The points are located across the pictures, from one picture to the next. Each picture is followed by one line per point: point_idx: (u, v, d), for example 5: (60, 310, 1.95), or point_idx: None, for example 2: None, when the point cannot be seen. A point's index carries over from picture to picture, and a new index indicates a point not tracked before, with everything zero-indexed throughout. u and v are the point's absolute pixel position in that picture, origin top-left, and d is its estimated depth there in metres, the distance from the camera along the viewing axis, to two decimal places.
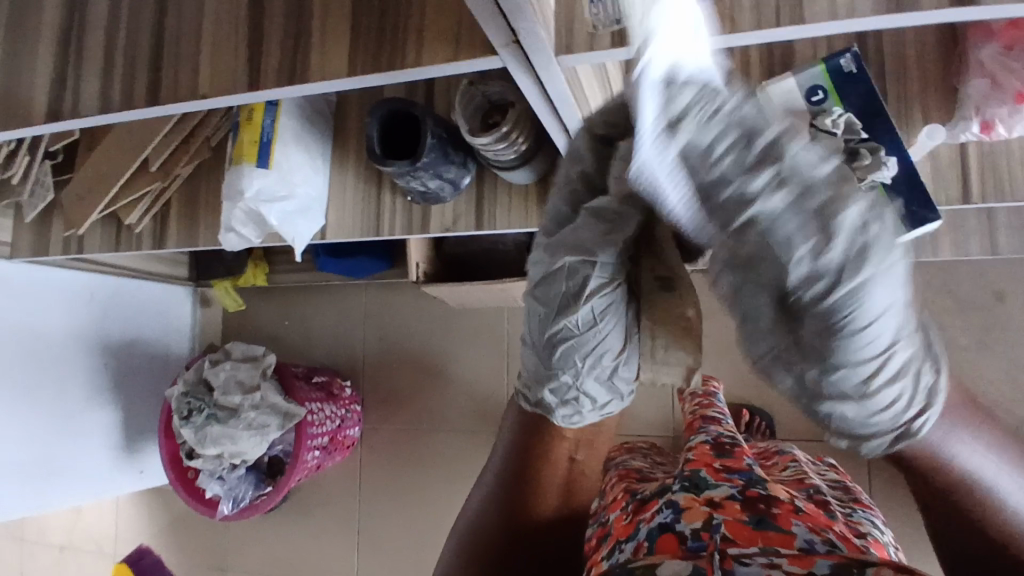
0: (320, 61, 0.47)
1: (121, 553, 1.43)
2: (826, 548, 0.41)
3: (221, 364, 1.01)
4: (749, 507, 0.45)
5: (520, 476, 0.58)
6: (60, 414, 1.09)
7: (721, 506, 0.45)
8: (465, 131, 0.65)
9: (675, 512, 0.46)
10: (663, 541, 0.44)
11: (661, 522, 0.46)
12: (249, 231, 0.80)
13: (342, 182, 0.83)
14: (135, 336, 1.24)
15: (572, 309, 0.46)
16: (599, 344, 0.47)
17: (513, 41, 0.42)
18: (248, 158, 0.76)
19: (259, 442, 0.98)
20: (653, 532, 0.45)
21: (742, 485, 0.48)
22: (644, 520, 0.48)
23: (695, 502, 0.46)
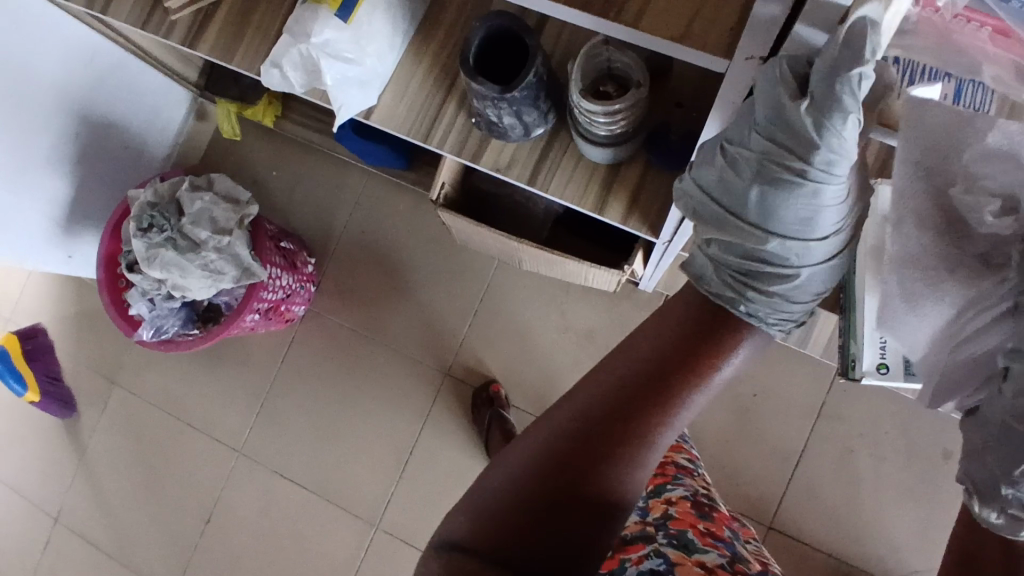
0: None
1: (15, 322, 1.35)
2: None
3: (199, 193, 0.93)
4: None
5: (601, 415, 0.49)
6: (10, 166, 1.00)
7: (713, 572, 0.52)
8: (575, 93, 0.59)
9: (668, 564, 0.51)
10: None
11: (653, 569, 0.51)
12: (296, 77, 0.72)
13: (410, 71, 0.76)
14: (116, 118, 1.14)
15: (793, 184, 0.45)
16: (811, 248, 0.48)
17: (760, 57, 0.43)
18: (328, 2, 0.66)
19: (208, 287, 0.91)
20: None
21: (728, 557, 0.55)
22: (630, 561, 0.53)
23: (686, 561, 0.52)
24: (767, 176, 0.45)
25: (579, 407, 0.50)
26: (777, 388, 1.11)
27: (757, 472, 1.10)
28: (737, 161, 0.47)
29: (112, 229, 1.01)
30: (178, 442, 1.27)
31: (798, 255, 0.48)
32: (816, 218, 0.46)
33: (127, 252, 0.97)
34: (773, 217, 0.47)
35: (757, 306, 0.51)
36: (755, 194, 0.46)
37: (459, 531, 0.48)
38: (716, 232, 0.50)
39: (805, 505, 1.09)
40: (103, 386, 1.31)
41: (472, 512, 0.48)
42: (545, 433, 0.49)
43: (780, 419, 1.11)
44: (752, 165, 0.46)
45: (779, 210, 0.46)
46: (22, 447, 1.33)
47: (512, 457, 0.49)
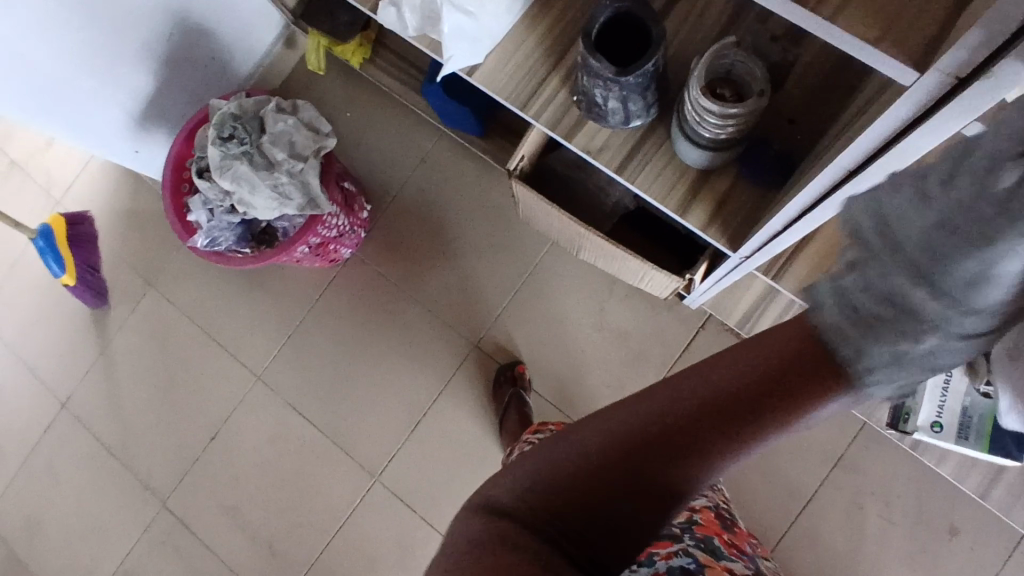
0: None
1: (65, 206, 1.37)
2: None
3: (283, 115, 0.94)
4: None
5: (658, 420, 0.44)
6: (103, 52, 1.01)
7: None
8: (692, 88, 0.59)
9: (698, 564, 0.53)
10: None
11: (685, 567, 0.53)
12: (412, 19, 0.72)
13: (521, 37, 0.75)
14: (208, 26, 1.14)
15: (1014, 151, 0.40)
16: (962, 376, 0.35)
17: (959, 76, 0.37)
18: None
19: (274, 208, 0.92)
20: (676, 572, 0.52)
21: (750, 571, 0.58)
22: (659, 555, 0.53)
23: (713, 564, 0.55)
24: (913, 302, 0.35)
25: (639, 410, 0.45)
26: (799, 430, 1.10)
27: (761, 507, 1.10)
28: (866, 285, 0.35)
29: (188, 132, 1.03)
30: (200, 356, 1.29)
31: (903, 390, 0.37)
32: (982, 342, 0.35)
33: (199, 158, 0.99)
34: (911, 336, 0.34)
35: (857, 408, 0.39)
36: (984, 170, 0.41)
37: (503, 494, 0.50)
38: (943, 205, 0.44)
39: (802, 549, 1.08)
40: (139, 286, 1.33)
41: (518, 481, 0.50)
42: (597, 426, 0.47)
43: (796, 461, 1.10)
44: (888, 287, 0.34)
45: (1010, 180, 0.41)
46: (49, 327, 1.35)
47: (568, 441, 0.48)
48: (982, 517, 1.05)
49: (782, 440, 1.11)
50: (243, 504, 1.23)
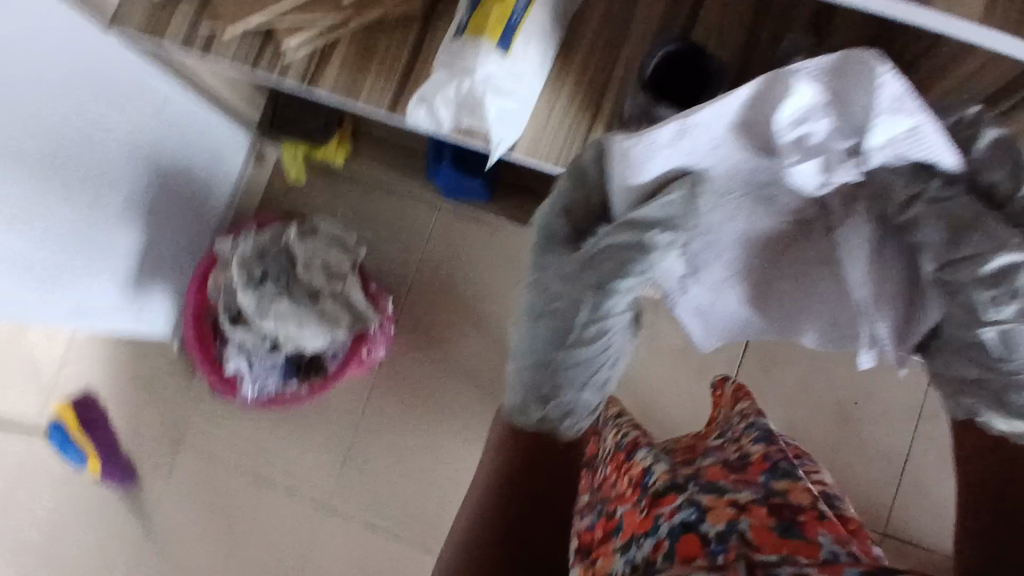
0: None
1: (60, 390, 1.25)
2: (848, 558, 0.51)
3: (308, 239, 0.89)
4: (775, 513, 0.56)
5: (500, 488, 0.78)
6: (85, 223, 0.94)
7: (745, 510, 0.57)
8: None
9: (697, 512, 0.57)
10: (687, 539, 0.55)
11: (685, 520, 0.57)
12: (447, 113, 0.70)
13: (554, 97, 0.74)
14: (182, 166, 1.08)
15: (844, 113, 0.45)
16: (619, 351, 0.58)
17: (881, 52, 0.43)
18: (489, 36, 0.64)
19: (325, 335, 0.88)
20: (673, 531, 0.57)
21: (763, 494, 0.60)
22: (664, 514, 0.59)
23: (718, 504, 0.58)
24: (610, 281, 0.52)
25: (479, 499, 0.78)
26: (872, 394, 1.13)
27: (862, 474, 1.12)
28: (546, 297, 0.56)
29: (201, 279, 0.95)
30: (257, 502, 1.20)
31: (605, 376, 0.59)
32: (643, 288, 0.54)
33: (227, 305, 0.92)
34: (611, 325, 0.54)
35: (573, 399, 0.60)
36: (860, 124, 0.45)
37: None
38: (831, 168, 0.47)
39: (912, 507, 1.10)
40: (167, 449, 1.23)
41: None
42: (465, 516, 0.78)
43: (881, 421, 1.12)
44: (546, 296, 0.56)
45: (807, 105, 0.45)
46: (80, 522, 1.24)
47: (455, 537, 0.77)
48: None
49: (860, 408, 1.13)
50: None
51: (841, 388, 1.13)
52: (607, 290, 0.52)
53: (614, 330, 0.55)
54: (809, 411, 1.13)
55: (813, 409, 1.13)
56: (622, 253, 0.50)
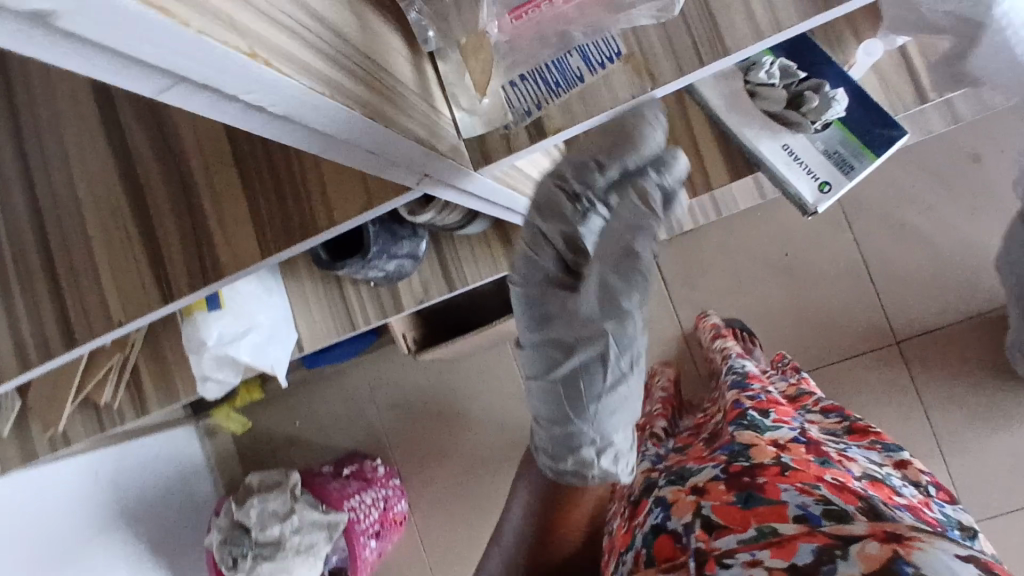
0: (225, 245, 0.39)
1: None
2: (819, 506, 0.45)
3: (247, 502, 0.97)
4: (733, 484, 0.51)
5: None
6: None
7: (705, 492, 0.52)
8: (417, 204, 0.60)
9: (664, 511, 0.54)
10: (660, 543, 0.51)
11: (655, 524, 0.53)
12: (227, 373, 0.76)
13: (299, 288, 0.78)
14: (152, 496, 1.18)
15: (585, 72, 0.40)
16: (628, 404, 0.58)
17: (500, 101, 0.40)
18: (198, 307, 0.71)
19: (313, 561, 0.96)
20: (647, 537, 0.53)
21: (725, 463, 0.55)
22: (640, 527, 0.56)
23: (681, 495, 0.54)
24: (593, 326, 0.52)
25: None
26: (797, 233, 1.07)
27: (845, 308, 1.06)
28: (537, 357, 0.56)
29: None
30: None
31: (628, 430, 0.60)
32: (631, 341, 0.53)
33: None
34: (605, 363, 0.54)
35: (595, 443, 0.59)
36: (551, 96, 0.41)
37: None
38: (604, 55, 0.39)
39: (904, 298, 1.04)
40: None
41: None
42: None
43: (825, 252, 1.07)
44: (542, 351, 0.56)
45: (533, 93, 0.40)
46: None
47: None
48: (982, 125, 1.01)
49: (797, 252, 1.07)
50: None
51: (768, 246, 1.08)
52: (593, 337, 0.53)
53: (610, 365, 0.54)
54: (759, 293, 1.09)
55: (758, 282, 1.09)
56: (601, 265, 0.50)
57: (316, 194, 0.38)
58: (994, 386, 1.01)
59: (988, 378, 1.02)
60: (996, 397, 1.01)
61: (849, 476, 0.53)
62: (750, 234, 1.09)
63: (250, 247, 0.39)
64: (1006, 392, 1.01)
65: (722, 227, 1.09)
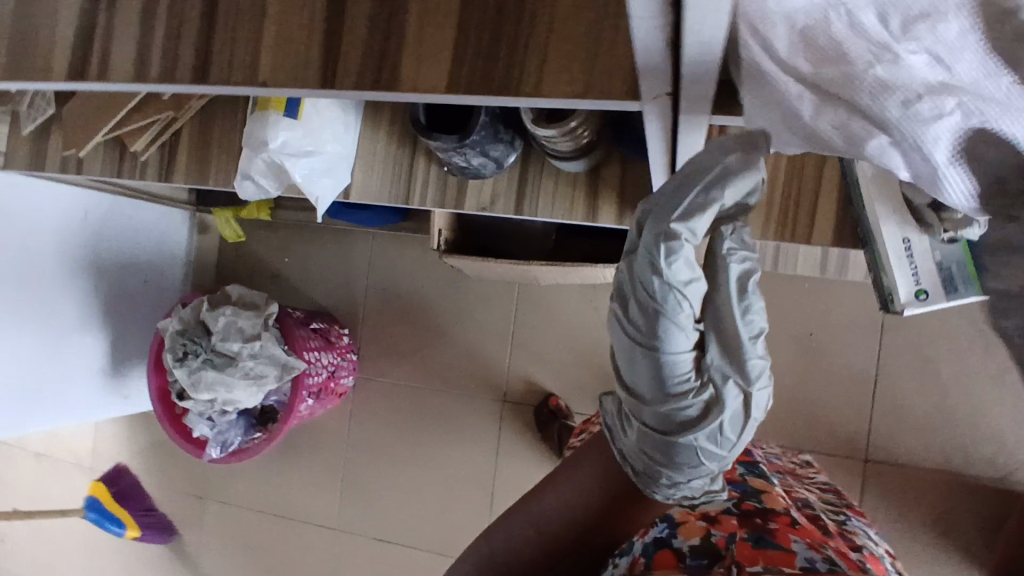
0: (412, 69, 0.41)
1: (99, 469, 1.41)
2: (825, 564, 0.49)
3: (220, 308, 0.95)
4: (745, 523, 0.54)
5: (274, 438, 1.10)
6: (52, 336, 1.04)
7: (716, 522, 0.55)
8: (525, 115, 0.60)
9: (671, 528, 0.55)
10: (661, 556, 0.52)
11: (657, 536, 0.55)
12: (268, 182, 0.74)
13: (374, 141, 0.76)
14: (127, 260, 1.17)
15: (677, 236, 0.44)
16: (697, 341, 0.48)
17: None
18: (276, 106, 0.69)
19: (255, 392, 0.95)
20: (647, 548, 0.54)
21: (736, 499, 0.58)
22: (639, 535, 0.57)
23: (690, 518, 0.56)
24: (666, 239, 0.44)
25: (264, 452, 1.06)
26: (830, 319, 1.08)
27: (835, 408, 1.08)
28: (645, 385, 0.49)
29: (107, 491, 1.32)
30: (282, 536, 1.32)
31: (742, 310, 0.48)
32: (690, 245, 0.44)
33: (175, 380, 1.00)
34: (673, 304, 0.46)
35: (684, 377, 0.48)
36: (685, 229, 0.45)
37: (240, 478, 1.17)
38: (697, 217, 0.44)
39: (896, 424, 1.06)
40: (195, 503, 1.36)
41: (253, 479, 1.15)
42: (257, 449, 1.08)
43: (845, 350, 1.07)
44: (629, 360, 0.49)
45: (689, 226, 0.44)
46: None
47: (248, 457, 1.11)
48: None
49: (821, 337, 1.08)
50: None
51: (797, 318, 1.09)
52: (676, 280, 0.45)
53: (674, 290, 0.45)
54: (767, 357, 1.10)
55: (772, 346, 1.09)
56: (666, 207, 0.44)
57: (533, 64, 0.40)
58: (930, 541, 1.03)
59: (928, 533, 1.04)
60: (926, 552, 1.04)
61: (851, 548, 0.56)
62: (788, 300, 1.09)
63: (439, 70, 0.41)
64: (937, 551, 1.03)
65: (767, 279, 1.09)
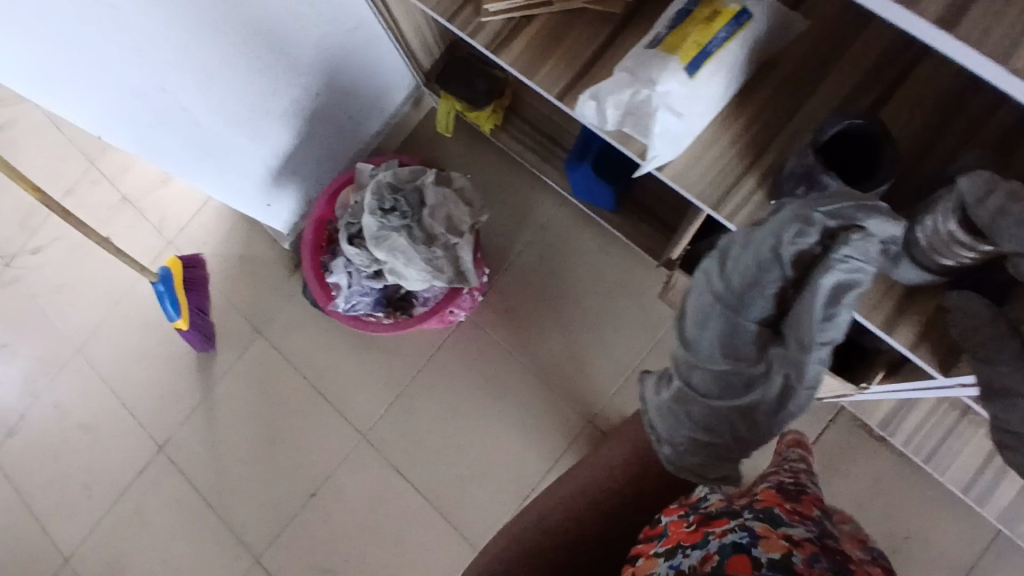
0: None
1: (175, 246, 1.35)
2: None
3: (441, 188, 0.93)
4: (830, 554, 0.59)
5: None
6: (261, 111, 1.01)
7: (797, 544, 0.60)
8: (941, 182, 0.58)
9: (752, 538, 0.61)
10: (738, 559, 0.59)
11: (737, 541, 0.61)
12: (613, 115, 0.72)
13: (717, 136, 0.75)
14: (351, 87, 1.14)
15: (848, 239, 0.55)
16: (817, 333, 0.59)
17: None
18: (681, 56, 0.66)
19: (424, 281, 0.91)
20: (725, 548, 0.61)
21: (814, 531, 0.62)
22: (715, 533, 0.64)
23: (772, 534, 0.61)
24: (801, 220, 0.56)
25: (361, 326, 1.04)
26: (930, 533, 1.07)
27: None
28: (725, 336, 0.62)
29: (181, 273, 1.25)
30: (308, 410, 1.27)
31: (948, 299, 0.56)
32: (852, 260, 0.55)
33: (351, 222, 0.97)
34: (776, 274, 0.58)
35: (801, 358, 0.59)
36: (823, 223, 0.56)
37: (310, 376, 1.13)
38: (845, 216, 0.56)
39: None
40: (245, 332, 1.31)
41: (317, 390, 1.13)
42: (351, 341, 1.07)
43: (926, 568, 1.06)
44: (706, 319, 0.62)
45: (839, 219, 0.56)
46: (148, 363, 1.34)
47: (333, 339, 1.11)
48: None
49: (914, 544, 1.10)
50: (340, 566, 1.21)
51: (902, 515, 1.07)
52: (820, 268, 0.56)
53: (786, 262, 0.57)
54: None
55: None
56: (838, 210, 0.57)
57: None
58: None
59: None
60: None
61: None
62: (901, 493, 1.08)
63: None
64: None
65: (892, 469, 1.12)
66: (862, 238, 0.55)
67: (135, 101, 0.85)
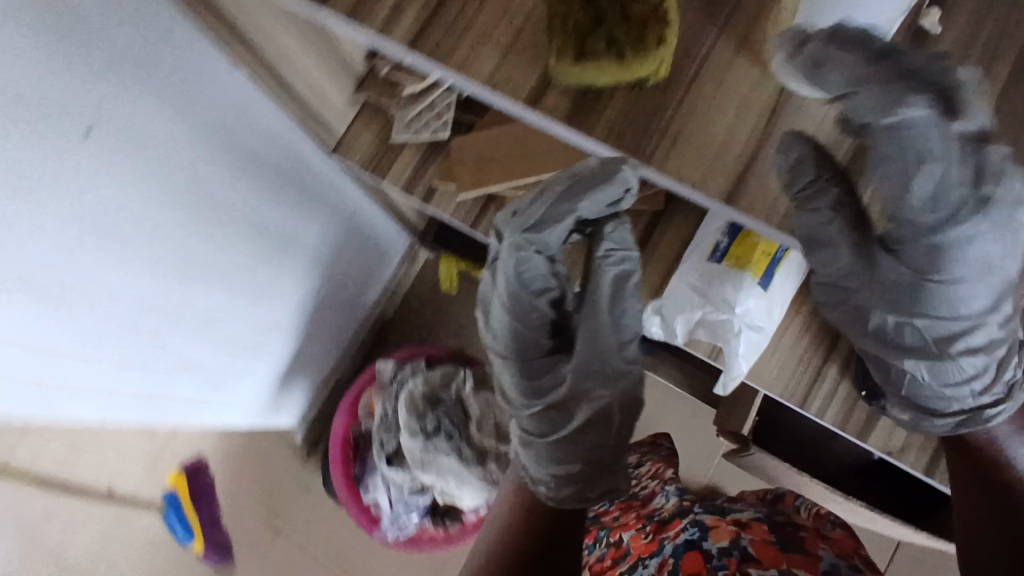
0: None
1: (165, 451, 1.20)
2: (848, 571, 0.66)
3: (482, 393, 0.87)
4: (771, 531, 0.72)
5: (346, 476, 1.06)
6: (259, 328, 0.90)
7: (745, 527, 0.74)
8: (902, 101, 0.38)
9: (702, 532, 0.74)
10: (691, 555, 0.71)
11: (689, 539, 0.74)
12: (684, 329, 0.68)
13: (788, 327, 0.69)
14: (346, 269, 1.04)
15: (546, 227, 0.54)
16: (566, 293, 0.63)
17: None
18: (753, 269, 0.63)
19: (481, 498, 0.83)
20: (679, 550, 0.73)
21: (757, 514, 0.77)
22: (670, 537, 0.76)
23: (719, 524, 0.75)
24: (518, 248, 0.55)
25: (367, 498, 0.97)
26: None
27: None
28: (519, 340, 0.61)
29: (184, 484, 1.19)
30: None
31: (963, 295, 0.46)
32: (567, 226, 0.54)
33: (387, 439, 0.89)
34: (546, 294, 0.60)
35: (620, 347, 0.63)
36: (535, 216, 0.54)
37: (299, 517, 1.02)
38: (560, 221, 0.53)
39: None
40: (264, 534, 1.20)
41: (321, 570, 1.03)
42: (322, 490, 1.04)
43: None
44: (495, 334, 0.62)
45: (548, 210, 0.53)
46: None
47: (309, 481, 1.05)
48: None
49: None
50: None
51: None
52: (523, 244, 0.55)
53: (534, 293, 0.60)
54: None
55: None
56: (538, 204, 0.54)
57: None
58: None
59: None
60: None
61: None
62: None
63: None
64: None
65: None
66: (536, 200, 0.54)
67: (155, 371, 0.73)
